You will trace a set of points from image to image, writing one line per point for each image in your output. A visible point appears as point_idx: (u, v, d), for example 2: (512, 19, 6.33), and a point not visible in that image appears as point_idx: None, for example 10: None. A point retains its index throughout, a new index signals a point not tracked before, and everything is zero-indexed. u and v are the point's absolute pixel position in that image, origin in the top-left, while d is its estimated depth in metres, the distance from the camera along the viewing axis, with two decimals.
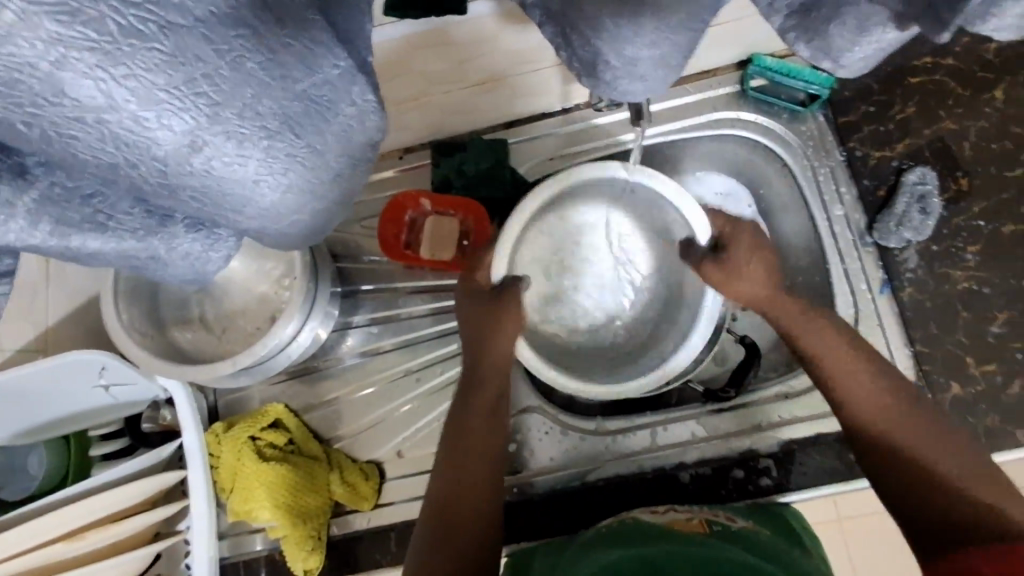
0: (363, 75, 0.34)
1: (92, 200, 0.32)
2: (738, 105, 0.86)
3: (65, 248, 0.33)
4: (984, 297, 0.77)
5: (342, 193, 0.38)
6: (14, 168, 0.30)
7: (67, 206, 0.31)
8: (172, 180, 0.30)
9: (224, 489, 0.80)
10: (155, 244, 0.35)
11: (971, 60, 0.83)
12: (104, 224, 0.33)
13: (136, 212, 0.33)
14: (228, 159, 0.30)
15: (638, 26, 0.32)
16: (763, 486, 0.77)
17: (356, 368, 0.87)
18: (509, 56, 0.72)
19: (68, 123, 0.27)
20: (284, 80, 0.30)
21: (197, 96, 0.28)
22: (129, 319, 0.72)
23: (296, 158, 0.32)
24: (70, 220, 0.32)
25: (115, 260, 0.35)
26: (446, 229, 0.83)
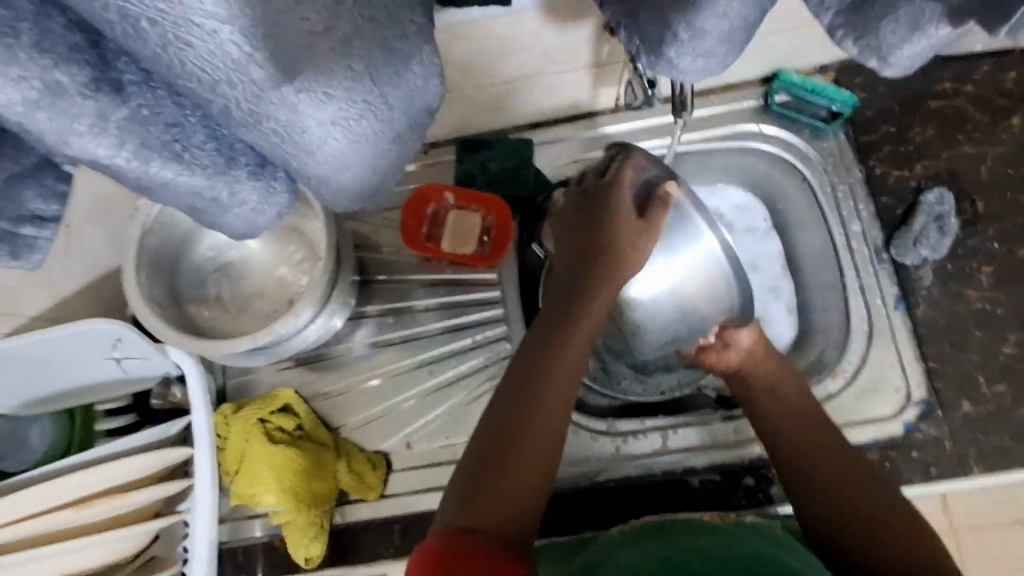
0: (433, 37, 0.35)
1: (173, 130, 0.33)
2: (761, 119, 0.87)
3: (140, 175, 0.33)
4: (997, 318, 0.78)
5: (401, 156, 0.38)
6: (111, 83, 0.30)
7: (149, 128, 0.32)
8: (260, 110, 0.29)
9: (229, 471, 0.79)
10: (219, 186, 0.35)
11: (989, 88, 0.85)
12: (180, 155, 0.33)
13: (209, 147, 0.34)
14: (316, 98, 0.30)
15: None
16: (773, 494, 0.76)
17: (366, 358, 0.86)
18: (545, 54, 0.73)
19: (188, 30, 0.26)
20: (374, 22, 0.31)
21: (303, 24, 0.28)
22: (149, 290, 0.72)
23: (371, 108, 0.33)
24: (151, 145, 0.32)
25: (181, 195, 0.35)
26: (468, 224, 0.84)
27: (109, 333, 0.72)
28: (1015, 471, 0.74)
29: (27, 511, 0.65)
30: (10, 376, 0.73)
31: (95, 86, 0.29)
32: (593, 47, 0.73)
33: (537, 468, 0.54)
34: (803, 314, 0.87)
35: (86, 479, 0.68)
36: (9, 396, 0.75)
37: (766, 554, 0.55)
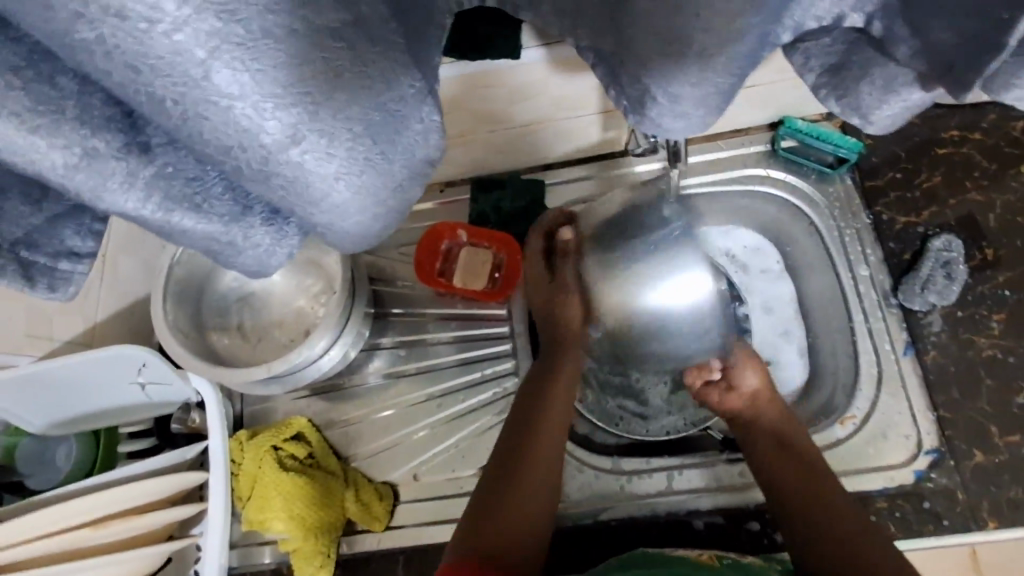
0: (433, 96, 0.38)
1: (194, 183, 0.36)
2: (768, 164, 0.89)
3: (163, 224, 0.36)
4: (1009, 366, 0.77)
5: (403, 203, 0.41)
6: (139, 146, 0.33)
7: (172, 183, 0.35)
8: (269, 168, 0.33)
9: (242, 496, 0.81)
10: (235, 232, 0.38)
11: (997, 136, 0.86)
12: (198, 206, 0.36)
13: (226, 198, 0.37)
14: (321, 156, 0.33)
15: (685, 67, 0.35)
16: (778, 540, 0.76)
17: (379, 389, 0.89)
18: (554, 101, 0.77)
19: (204, 106, 0.30)
20: (369, 90, 0.34)
21: (306, 95, 0.31)
22: (174, 319, 0.76)
23: (374, 163, 0.36)
24: (173, 197, 0.35)
25: (199, 241, 0.37)
26: (479, 261, 0.87)
27: (135, 359, 0.75)
28: None
29: (46, 529, 0.68)
30: (41, 397, 0.77)
31: (126, 148, 0.33)
32: (601, 96, 0.77)
33: (534, 505, 0.69)
34: (811, 357, 0.87)
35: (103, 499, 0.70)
36: (40, 416, 0.79)
37: None
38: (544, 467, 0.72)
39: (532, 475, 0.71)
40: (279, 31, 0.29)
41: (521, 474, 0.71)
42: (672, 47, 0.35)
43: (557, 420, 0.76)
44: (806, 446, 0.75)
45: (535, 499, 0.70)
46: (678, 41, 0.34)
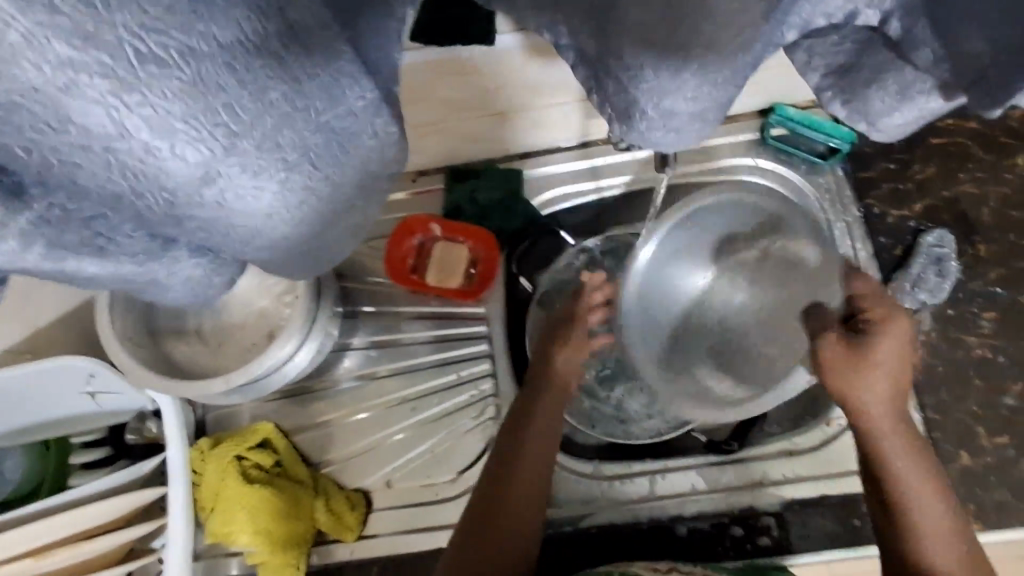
0: (387, 107, 0.33)
1: (93, 223, 0.30)
2: (757, 153, 0.85)
3: (59, 272, 0.31)
4: (999, 366, 0.75)
5: (352, 224, 0.36)
6: (9, 187, 0.27)
7: (63, 229, 0.29)
8: (178, 210, 0.29)
9: (205, 507, 0.77)
10: (155, 269, 0.33)
11: (993, 125, 0.82)
12: (104, 249, 0.31)
13: (139, 236, 0.31)
14: (242, 192, 0.29)
15: (681, 79, 0.31)
16: (761, 545, 0.75)
17: (351, 392, 0.85)
18: (530, 88, 0.72)
19: (73, 152, 0.26)
20: (307, 111, 0.29)
21: (216, 127, 0.27)
22: (122, 326, 0.71)
23: (310, 193, 0.32)
24: (67, 243, 0.30)
25: (110, 283, 0.32)
26: (454, 257, 0.82)
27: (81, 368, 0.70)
28: (1015, 528, 0.71)
29: None
30: None
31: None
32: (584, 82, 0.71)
33: (530, 516, 0.66)
34: None
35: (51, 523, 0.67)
36: None
37: None
38: (535, 484, 0.67)
39: (524, 486, 0.67)
40: (166, 55, 0.25)
41: (515, 487, 0.66)
42: (666, 55, 0.30)
43: (545, 452, 0.68)
44: (919, 461, 0.57)
45: (523, 513, 0.66)
46: (673, 49, 0.30)
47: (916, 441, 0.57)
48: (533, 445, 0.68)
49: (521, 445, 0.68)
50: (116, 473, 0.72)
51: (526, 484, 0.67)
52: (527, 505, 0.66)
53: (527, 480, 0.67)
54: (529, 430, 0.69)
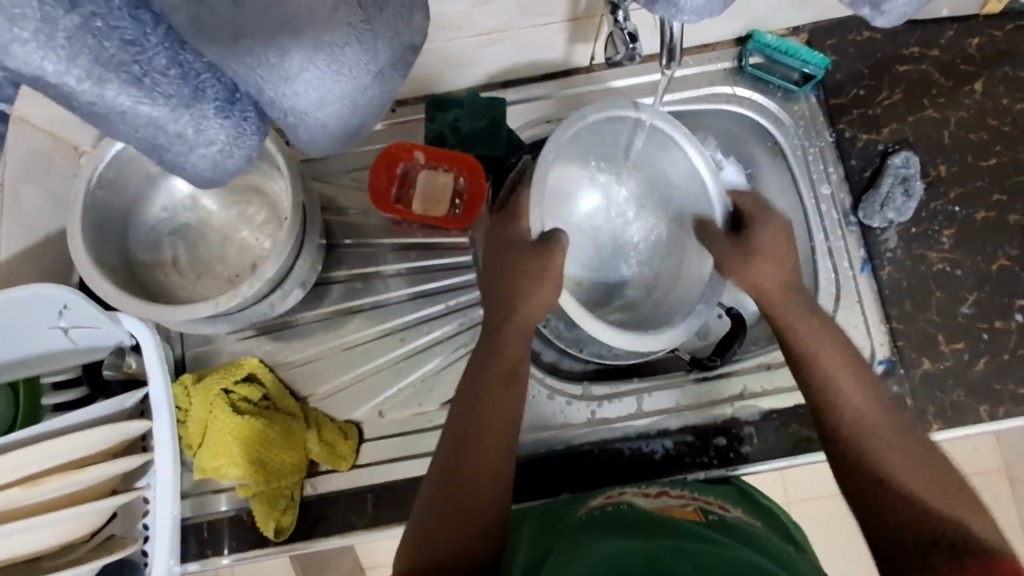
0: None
1: (132, 49, 0.31)
2: (734, 81, 0.87)
3: (96, 98, 0.32)
4: (957, 279, 0.81)
5: (383, 94, 0.36)
6: None
7: (102, 44, 0.30)
8: (233, 22, 0.28)
9: (191, 444, 0.76)
10: (184, 120, 0.34)
11: (954, 53, 0.86)
12: (140, 81, 0.32)
13: (173, 73, 0.33)
14: (299, 17, 0.29)
15: None
16: (744, 453, 0.78)
17: (336, 326, 0.83)
18: (520, 6, 0.70)
19: None
20: None
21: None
22: (98, 254, 0.67)
23: (358, 34, 0.31)
24: (108, 65, 0.31)
25: (141, 126, 0.34)
26: (440, 184, 0.81)
27: (54, 299, 0.67)
28: (971, 425, 0.77)
29: None
30: None
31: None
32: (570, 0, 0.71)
33: (493, 478, 0.65)
34: None
35: (36, 454, 0.63)
36: None
37: (765, 565, 0.54)
38: (503, 435, 0.67)
39: (490, 442, 0.66)
40: None
41: (480, 446, 0.66)
42: None
43: (499, 410, 0.68)
44: (846, 368, 0.66)
45: (490, 466, 0.65)
46: None
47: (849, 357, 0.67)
48: (492, 411, 0.67)
49: (479, 410, 0.67)
50: (102, 404, 0.70)
51: (484, 446, 0.66)
52: (491, 466, 0.65)
53: (488, 442, 0.66)
54: (495, 390, 0.69)
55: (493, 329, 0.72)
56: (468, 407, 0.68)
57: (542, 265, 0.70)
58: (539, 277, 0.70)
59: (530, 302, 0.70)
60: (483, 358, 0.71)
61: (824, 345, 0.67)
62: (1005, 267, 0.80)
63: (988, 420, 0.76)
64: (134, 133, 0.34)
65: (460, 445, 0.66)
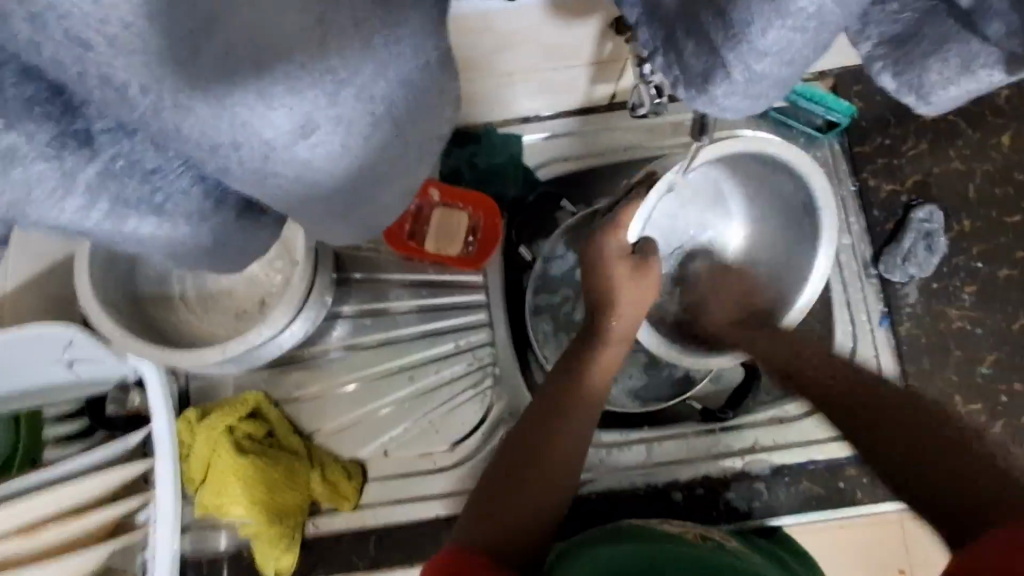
0: (435, 60, 0.34)
1: (153, 176, 0.32)
2: (758, 124, 0.85)
3: (115, 228, 0.34)
4: (977, 337, 0.79)
5: (408, 175, 0.39)
6: (79, 136, 0.29)
7: (125, 181, 0.32)
8: (268, 162, 0.31)
9: (194, 480, 0.74)
10: (200, 229, 0.37)
11: (982, 104, 0.84)
12: (157, 208, 0.34)
13: (189, 193, 0.35)
14: (331, 148, 0.32)
15: (781, 14, 0.27)
16: (752, 509, 0.76)
17: (342, 361, 0.82)
18: (545, 50, 0.69)
19: (184, 99, 0.27)
20: (395, 58, 0.31)
21: (325, 73, 0.29)
22: (105, 291, 0.66)
23: (389, 147, 0.35)
24: (126, 201, 0.32)
25: (163, 241, 0.36)
26: (455, 223, 0.80)
27: (59, 337, 0.66)
28: None
29: None
30: None
31: (58, 143, 0.28)
32: (596, 44, 0.69)
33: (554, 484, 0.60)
34: None
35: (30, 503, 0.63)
36: None
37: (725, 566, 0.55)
38: (577, 444, 0.63)
39: (576, 429, 0.63)
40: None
41: (552, 445, 0.61)
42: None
43: (585, 414, 0.64)
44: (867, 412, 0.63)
45: (561, 464, 0.61)
46: None
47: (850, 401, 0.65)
48: (578, 413, 0.64)
49: (562, 409, 0.63)
50: (105, 446, 0.69)
51: (558, 444, 0.62)
52: (552, 465, 0.60)
53: (559, 446, 0.62)
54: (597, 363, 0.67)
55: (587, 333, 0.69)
56: (557, 401, 0.64)
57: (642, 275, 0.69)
58: (641, 274, 0.68)
59: (630, 310, 0.69)
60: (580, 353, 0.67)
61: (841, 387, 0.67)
62: None
63: None
64: (154, 241, 0.36)
65: (535, 442, 0.61)
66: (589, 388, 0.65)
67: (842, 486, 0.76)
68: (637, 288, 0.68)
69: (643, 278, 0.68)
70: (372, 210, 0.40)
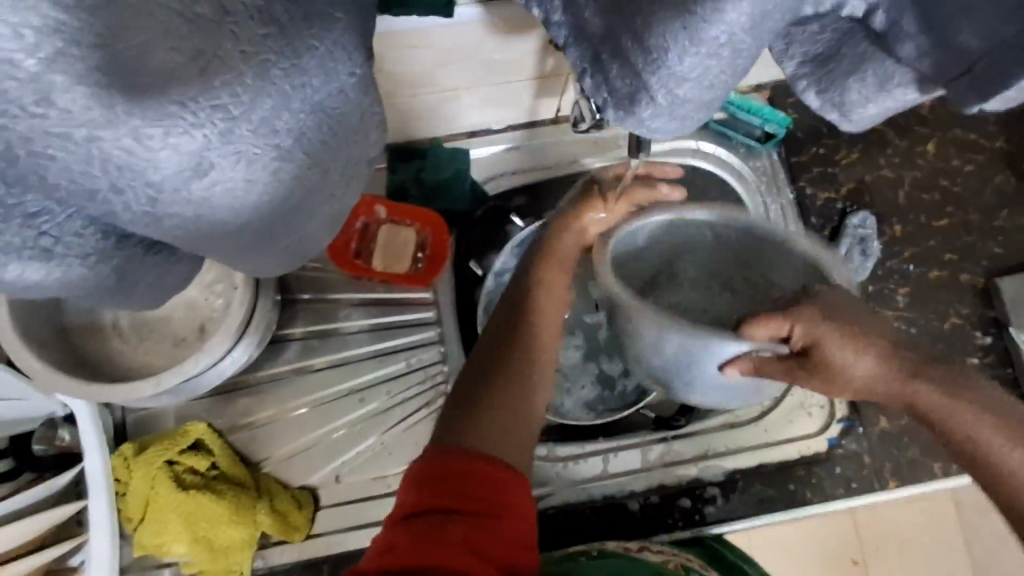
0: (355, 84, 0.33)
1: (40, 219, 0.31)
2: (699, 136, 0.87)
3: (8, 272, 0.32)
4: (913, 337, 0.82)
5: (335, 204, 0.38)
6: None
7: (6, 225, 0.31)
8: (162, 202, 0.30)
9: (132, 518, 0.70)
10: (107, 270, 0.35)
11: (907, 113, 0.88)
12: (51, 251, 0.32)
13: (89, 234, 0.33)
14: (235, 186, 0.31)
15: (697, 37, 0.27)
16: (707, 515, 0.77)
17: (289, 386, 0.79)
18: (486, 66, 0.69)
19: (46, 140, 0.27)
20: (302, 89, 0.30)
21: (215, 110, 0.28)
22: (26, 323, 0.63)
23: (304, 181, 0.33)
24: (12, 244, 0.31)
25: (66, 285, 0.35)
26: (401, 239, 0.79)
27: None
28: (922, 483, 0.78)
29: None
30: None
31: None
32: (537, 60, 0.70)
33: (512, 445, 0.54)
34: None
35: None
36: None
37: None
38: (517, 417, 0.55)
39: (528, 395, 0.57)
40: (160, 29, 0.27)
41: (489, 413, 0.55)
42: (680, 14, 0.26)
43: (525, 370, 0.58)
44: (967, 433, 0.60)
45: (505, 445, 0.53)
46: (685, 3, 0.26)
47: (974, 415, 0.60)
48: (513, 386, 0.57)
49: (496, 368, 0.58)
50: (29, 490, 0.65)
51: (509, 415, 0.55)
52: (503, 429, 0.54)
53: (510, 410, 0.55)
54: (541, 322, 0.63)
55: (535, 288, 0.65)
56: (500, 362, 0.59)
57: (577, 227, 0.71)
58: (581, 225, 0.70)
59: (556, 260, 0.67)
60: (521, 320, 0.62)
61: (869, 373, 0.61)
62: (957, 325, 0.83)
63: (941, 478, 0.78)
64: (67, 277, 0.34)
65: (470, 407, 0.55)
66: (538, 361, 0.60)
67: (792, 487, 0.78)
68: (566, 239, 0.70)
69: (576, 229, 0.70)
70: (298, 241, 0.39)
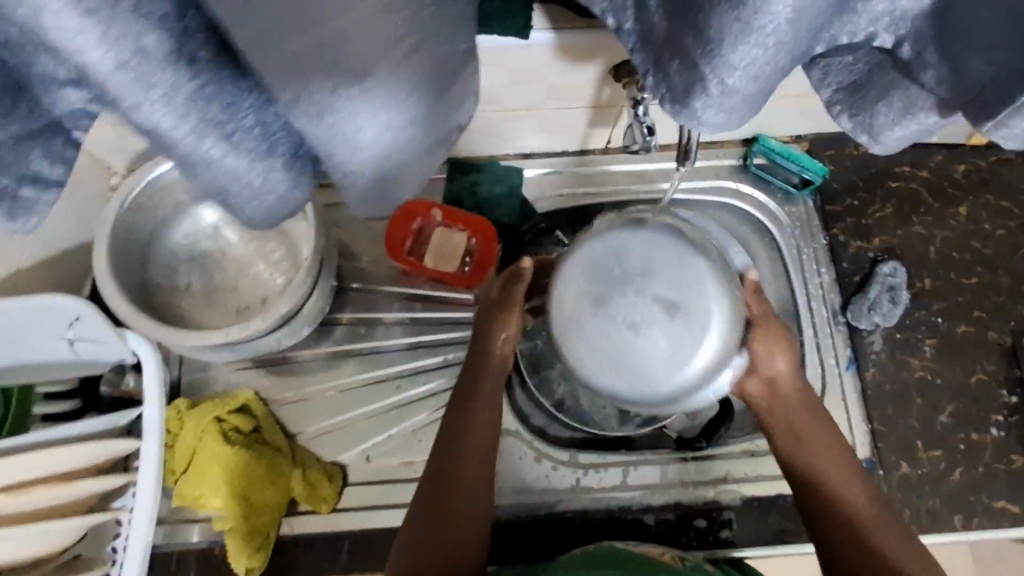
0: (458, 60, 0.39)
1: (229, 106, 0.36)
2: (738, 178, 0.93)
3: (192, 147, 0.36)
4: (938, 388, 0.84)
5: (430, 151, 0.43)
6: (185, 57, 0.33)
7: (210, 102, 0.35)
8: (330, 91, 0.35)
9: (175, 470, 0.75)
10: (255, 170, 0.40)
11: (942, 176, 0.92)
12: (229, 134, 0.37)
13: (255, 130, 0.38)
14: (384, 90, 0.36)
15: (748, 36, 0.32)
16: (722, 537, 0.78)
17: (331, 366, 0.85)
18: (550, 89, 0.76)
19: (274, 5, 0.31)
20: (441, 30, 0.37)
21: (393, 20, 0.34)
22: (116, 271, 0.70)
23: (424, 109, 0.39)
24: (209, 119, 0.35)
25: (221, 174, 0.39)
26: (453, 243, 0.85)
27: (68, 311, 0.69)
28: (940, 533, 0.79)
29: None
30: None
31: (174, 55, 0.32)
32: (596, 89, 0.77)
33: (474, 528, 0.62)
34: None
35: (29, 463, 0.64)
36: None
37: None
38: (481, 491, 0.64)
39: (478, 458, 0.64)
40: None
41: (460, 491, 0.63)
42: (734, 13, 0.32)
43: (485, 437, 0.65)
44: (880, 528, 0.57)
45: (478, 507, 0.63)
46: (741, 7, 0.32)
47: (880, 515, 0.58)
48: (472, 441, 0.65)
49: (462, 432, 0.65)
50: (97, 419, 0.71)
51: (463, 481, 0.63)
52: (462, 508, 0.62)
53: (469, 474, 0.64)
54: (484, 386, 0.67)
55: (475, 364, 0.68)
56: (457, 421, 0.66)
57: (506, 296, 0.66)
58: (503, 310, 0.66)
59: (492, 338, 0.67)
60: (464, 396, 0.66)
61: (799, 410, 0.62)
62: (983, 382, 0.84)
63: (960, 531, 0.78)
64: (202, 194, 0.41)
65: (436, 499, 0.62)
66: (484, 403, 0.66)
67: None
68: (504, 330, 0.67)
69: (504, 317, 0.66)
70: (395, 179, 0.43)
